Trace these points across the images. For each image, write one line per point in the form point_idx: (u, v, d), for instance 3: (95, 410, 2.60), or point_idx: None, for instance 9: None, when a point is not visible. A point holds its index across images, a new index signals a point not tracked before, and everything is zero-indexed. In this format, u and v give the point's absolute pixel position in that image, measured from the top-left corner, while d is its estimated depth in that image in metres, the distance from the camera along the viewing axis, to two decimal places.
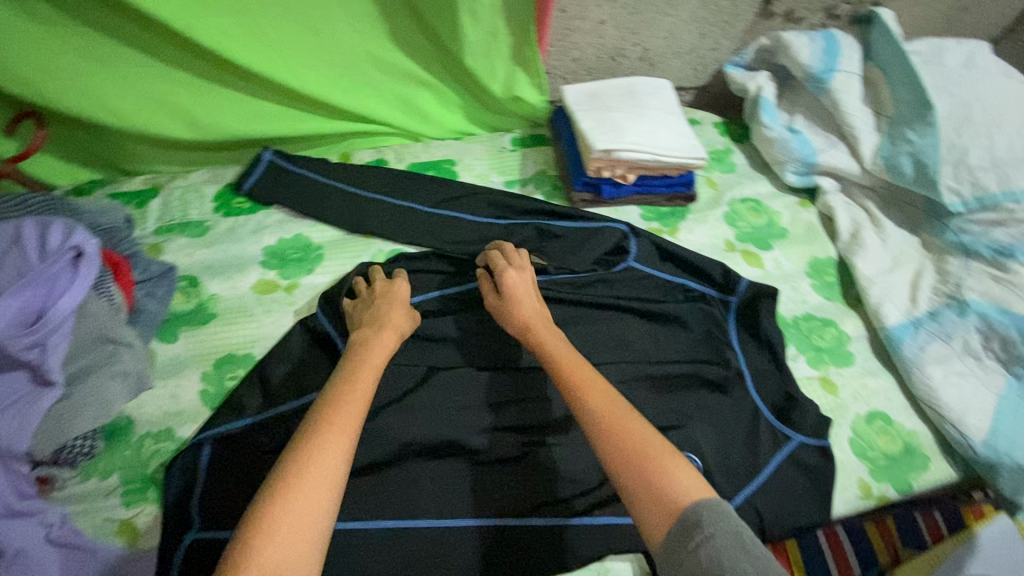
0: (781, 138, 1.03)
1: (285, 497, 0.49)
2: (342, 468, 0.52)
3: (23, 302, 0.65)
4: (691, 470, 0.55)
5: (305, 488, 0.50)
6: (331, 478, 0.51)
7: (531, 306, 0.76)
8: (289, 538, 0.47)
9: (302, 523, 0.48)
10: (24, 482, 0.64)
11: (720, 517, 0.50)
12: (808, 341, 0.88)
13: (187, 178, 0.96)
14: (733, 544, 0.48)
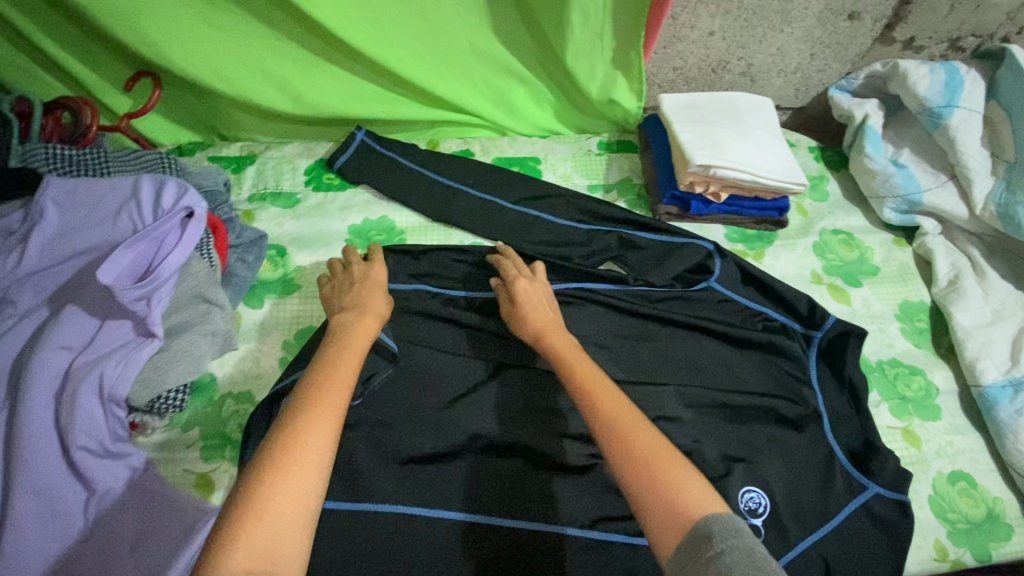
0: (884, 172, 0.98)
1: (271, 481, 0.48)
2: (328, 451, 0.53)
3: (136, 255, 0.68)
4: (694, 480, 0.53)
5: (292, 472, 0.49)
6: (310, 467, 0.51)
7: (546, 312, 0.76)
8: (278, 520, 0.47)
9: (293, 506, 0.48)
10: (119, 425, 0.67)
11: (732, 532, 0.48)
12: (893, 388, 0.84)
13: (282, 149, 0.98)
14: (746, 559, 0.45)
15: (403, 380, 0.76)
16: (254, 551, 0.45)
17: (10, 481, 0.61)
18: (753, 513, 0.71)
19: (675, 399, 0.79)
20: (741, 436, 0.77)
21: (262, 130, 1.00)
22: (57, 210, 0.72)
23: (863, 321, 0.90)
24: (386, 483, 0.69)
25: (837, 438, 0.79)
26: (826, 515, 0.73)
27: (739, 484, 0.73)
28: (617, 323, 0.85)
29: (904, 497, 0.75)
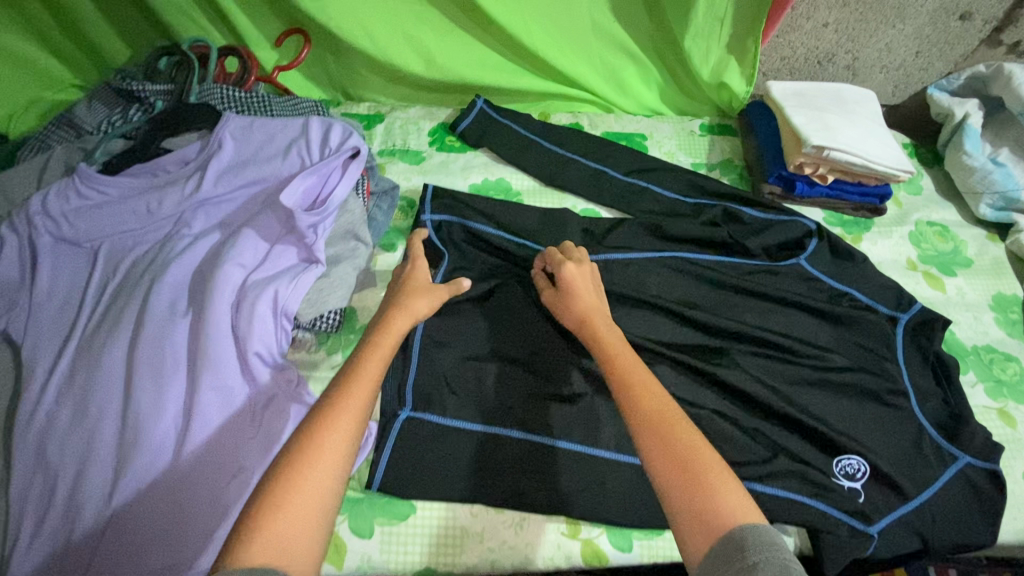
0: (983, 169, 1.01)
1: (292, 476, 0.47)
2: (352, 447, 0.50)
3: (307, 187, 0.76)
4: (740, 491, 0.50)
5: (315, 468, 0.47)
6: (335, 461, 0.48)
7: (591, 302, 0.73)
8: (296, 514, 0.45)
9: (312, 502, 0.46)
10: (284, 339, 0.73)
11: (768, 545, 0.45)
12: (988, 371, 0.87)
13: (406, 111, 1.05)
14: (781, 574, 0.42)
15: (523, 327, 0.83)
16: (272, 545, 0.43)
17: (195, 376, 0.68)
18: (849, 476, 0.76)
19: (770, 366, 0.83)
20: (834, 405, 0.81)
21: (387, 93, 1.07)
22: (233, 143, 0.79)
23: (957, 308, 0.93)
24: (514, 413, 0.76)
25: (932, 412, 0.81)
26: (920, 483, 0.76)
27: (834, 454, 0.77)
28: (716, 292, 0.89)
29: (995, 465, 0.77)
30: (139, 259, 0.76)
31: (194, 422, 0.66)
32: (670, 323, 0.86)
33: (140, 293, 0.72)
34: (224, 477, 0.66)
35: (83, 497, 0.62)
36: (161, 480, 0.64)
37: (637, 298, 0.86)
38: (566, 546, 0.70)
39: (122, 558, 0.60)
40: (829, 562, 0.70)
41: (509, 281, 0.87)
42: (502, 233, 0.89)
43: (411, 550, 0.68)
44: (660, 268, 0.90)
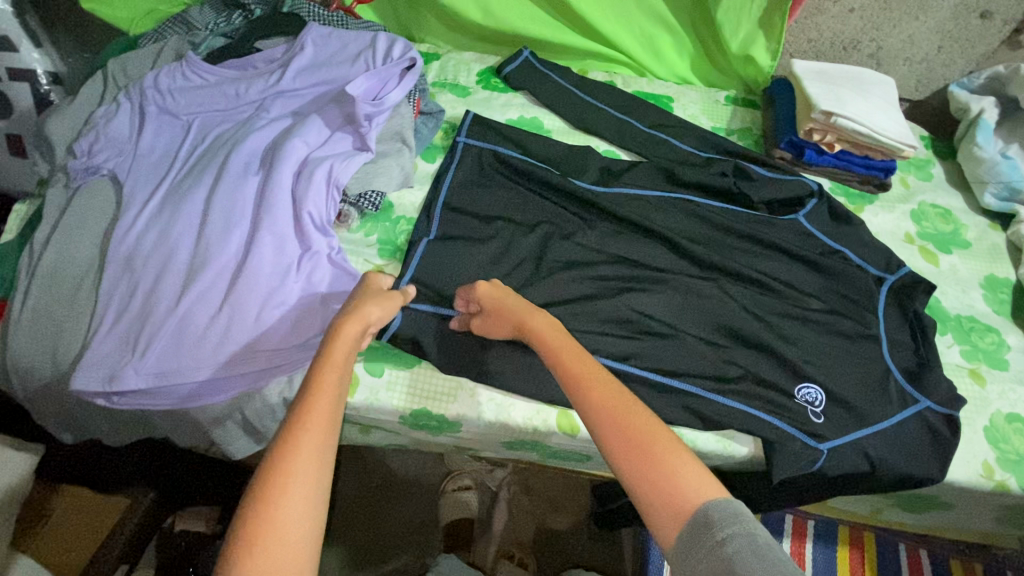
0: (991, 160, 1.06)
1: (265, 520, 0.47)
2: (320, 473, 0.50)
3: (369, 87, 0.89)
4: (701, 474, 0.56)
5: (283, 508, 0.47)
6: (309, 485, 0.49)
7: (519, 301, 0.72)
8: (273, 555, 0.46)
9: (289, 538, 0.47)
10: (332, 208, 0.86)
11: (733, 518, 0.52)
12: (967, 336, 0.93)
13: (461, 54, 1.18)
14: (747, 546, 0.49)
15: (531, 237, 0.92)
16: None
17: (256, 224, 0.81)
18: (812, 406, 0.81)
19: (755, 301, 0.90)
20: (811, 342, 0.87)
21: (446, 37, 1.20)
22: (312, 48, 0.94)
23: (947, 280, 0.99)
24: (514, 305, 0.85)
25: (901, 360, 0.87)
26: (880, 416, 0.81)
27: (797, 382, 0.83)
28: (715, 234, 0.97)
29: (955, 412, 0.82)
30: (223, 133, 0.90)
31: (250, 258, 0.79)
32: (664, 259, 0.93)
33: (220, 156, 0.87)
34: (264, 304, 0.79)
35: (156, 300, 0.76)
36: (217, 302, 0.78)
37: (635, 230, 0.95)
38: (545, 412, 0.80)
39: (177, 354, 0.75)
40: (777, 469, 0.77)
41: (522, 200, 0.96)
42: (522, 159, 0.99)
43: (411, 395, 0.80)
44: (662, 208, 0.98)
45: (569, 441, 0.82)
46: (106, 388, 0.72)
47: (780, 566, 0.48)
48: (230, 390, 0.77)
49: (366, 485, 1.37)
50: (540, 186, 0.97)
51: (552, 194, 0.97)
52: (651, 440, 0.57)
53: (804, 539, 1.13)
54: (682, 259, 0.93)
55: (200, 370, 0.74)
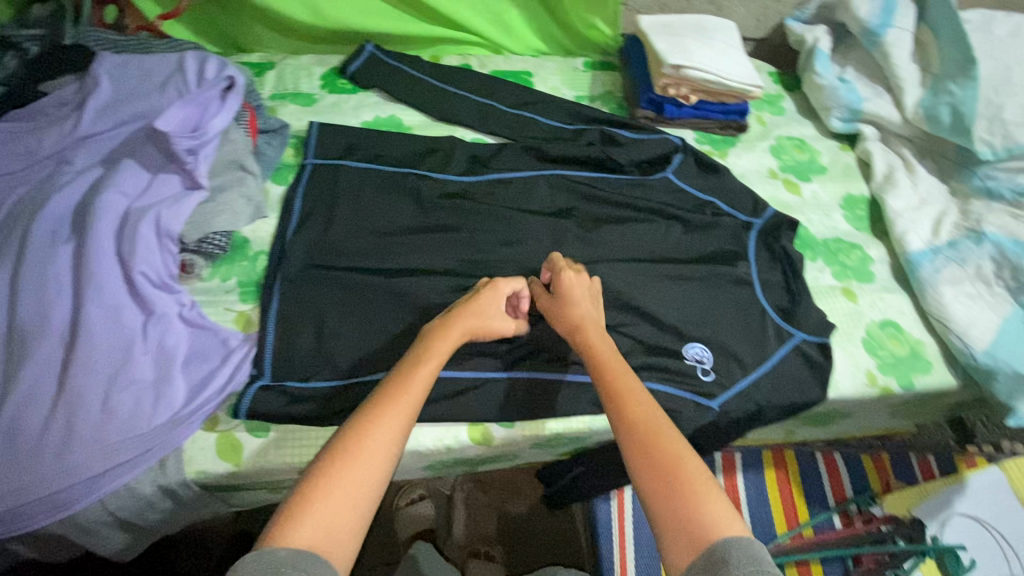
0: (831, 86, 1.12)
1: (339, 473, 0.53)
2: (390, 448, 0.56)
3: (185, 115, 0.78)
4: (724, 503, 0.54)
5: (360, 462, 0.54)
6: (381, 457, 0.55)
7: (582, 312, 0.74)
8: (333, 505, 0.51)
9: (353, 493, 0.52)
10: (171, 260, 0.77)
11: (754, 561, 0.49)
12: (835, 258, 0.99)
13: (298, 59, 1.08)
14: None
15: (404, 251, 0.87)
16: (315, 532, 0.50)
17: (81, 297, 0.70)
18: (701, 364, 0.83)
19: (641, 274, 0.90)
20: (699, 298, 0.89)
21: (278, 44, 1.09)
22: (109, 82, 0.82)
23: (811, 208, 1.04)
24: (396, 332, 0.80)
25: (775, 297, 0.91)
26: (766, 356, 0.85)
27: (685, 342, 0.85)
28: (589, 204, 0.96)
29: (825, 338, 0.87)
30: (20, 198, 0.77)
31: (80, 339, 0.69)
32: (546, 244, 0.91)
33: (20, 227, 0.73)
34: (108, 387, 0.68)
35: None
36: (51, 396, 0.67)
37: (507, 221, 0.92)
38: (452, 428, 0.79)
39: (9, 468, 0.63)
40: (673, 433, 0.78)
41: (387, 212, 0.90)
42: (377, 167, 0.93)
43: (308, 445, 0.74)
44: (533, 191, 0.96)
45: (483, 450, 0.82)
46: None
47: None
48: (89, 495, 0.66)
49: None
50: (406, 193, 0.92)
51: (416, 199, 0.92)
52: (677, 456, 0.57)
53: (734, 471, 1.20)
54: (557, 241, 0.91)
55: (46, 482, 0.64)
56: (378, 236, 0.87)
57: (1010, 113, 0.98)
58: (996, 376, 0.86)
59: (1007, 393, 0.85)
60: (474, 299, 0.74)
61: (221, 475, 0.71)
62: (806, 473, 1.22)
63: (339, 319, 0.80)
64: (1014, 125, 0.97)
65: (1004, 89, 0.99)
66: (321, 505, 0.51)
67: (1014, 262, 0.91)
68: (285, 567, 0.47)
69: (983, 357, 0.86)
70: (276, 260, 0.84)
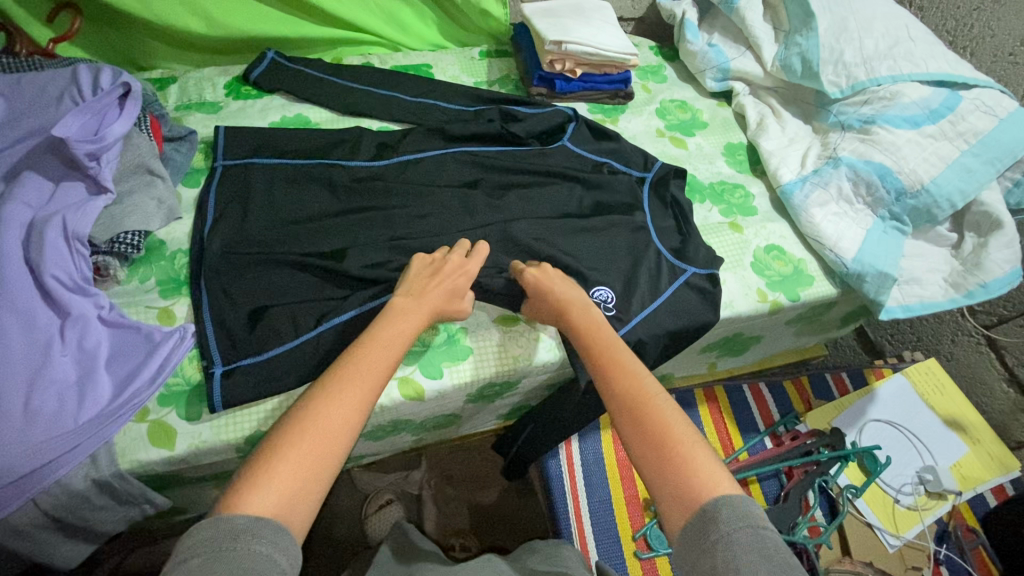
0: (702, 51, 1.25)
1: (297, 439, 0.55)
2: (354, 418, 0.58)
3: (84, 123, 0.81)
4: (712, 468, 0.58)
5: (320, 428, 0.56)
6: (340, 426, 0.57)
7: (565, 295, 0.81)
8: (293, 473, 0.53)
9: (313, 458, 0.54)
10: (84, 265, 0.78)
11: (743, 517, 0.53)
12: (721, 198, 1.10)
13: (200, 72, 1.12)
14: (755, 546, 0.51)
15: (323, 233, 0.91)
16: (277, 499, 0.51)
17: None
18: (604, 303, 0.91)
19: (546, 230, 0.97)
20: (601, 244, 0.97)
21: (181, 60, 1.14)
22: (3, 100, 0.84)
23: (697, 159, 1.15)
24: (317, 308, 0.84)
25: (668, 237, 1.01)
26: (665, 288, 0.94)
27: (590, 287, 0.93)
28: (494, 174, 1.03)
29: (714, 270, 0.97)
30: None
31: None
32: (461, 213, 0.97)
33: None
34: (25, 390, 0.69)
35: None
36: None
37: (419, 196, 0.98)
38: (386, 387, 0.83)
39: None
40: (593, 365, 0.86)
41: (302, 201, 0.94)
42: (288, 161, 0.98)
43: (241, 424, 0.78)
44: (441, 168, 1.02)
45: (419, 406, 0.86)
46: None
47: (782, 566, 0.50)
48: (20, 497, 0.67)
49: None
50: (320, 182, 0.96)
51: (329, 186, 0.96)
52: (663, 420, 0.62)
53: None
54: (468, 209, 0.98)
55: None
56: (295, 222, 0.91)
57: (849, 56, 1.10)
58: (866, 278, 0.98)
59: (875, 291, 0.97)
60: (435, 277, 0.80)
61: (155, 461, 0.74)
62: (735, 403, 1.32)
63: (259, 303, 0.83)
64: (854, 65, 1.09)
65: (842, 35, 1.11)
66: (284, 477, 0.53)
67: (867, 178, 1.03)
68: (245, 534, 0.48)
69: (852, 264, 0.98)
70: (198, 257, 0.86)
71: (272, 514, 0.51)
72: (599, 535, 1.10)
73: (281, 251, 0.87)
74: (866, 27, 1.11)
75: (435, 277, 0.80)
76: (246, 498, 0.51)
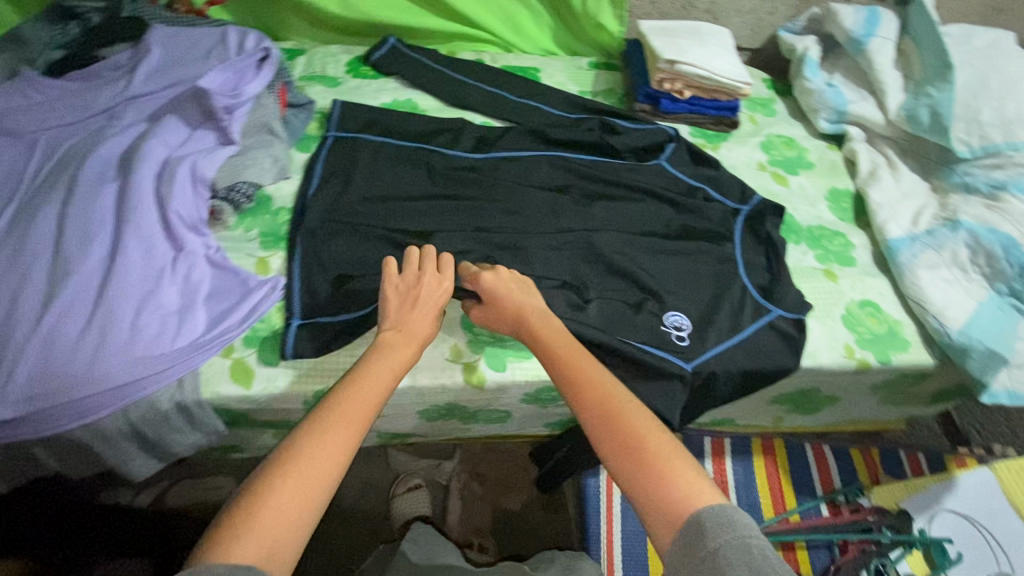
0: (819, 90, 1.19)
1: (280, 483, 0.53)
2: (336, 464, 0.56)
3: (225, 80, 0.92)
4: (694, 478, 0.57)
5: (303, 472, 0.55)
6: (325, 471, 0.56)
7: (524, 302, 0.78)
8: (275, 518, 0.52)
9: (295, 502, 0.53)
10: (202, 207, 0.85)
11: (729, 526, 0.52)
12: (818, 242, 1.05)
13: (327, 48, 1.20)
14: (742, 557, 0.50)
15: (414, 215, 0.94)
16: (261, 544, 0.50)
17: (121, 231, 0.79)
18: (679, 330, 0.89)
19: (629, 247, 0.96)
20: (684, 270, 0.95)
21: (312, 35, 1.22)
22: (160, 49, 0.94)
23: (797, 199, 1.10)
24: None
25: (756, 275, 0.97)
26: (744, 325, 0.90)
27: (664, 311, 0.90)
28: (586, 183, 1.03)
29: (802, 316, 0.92)
30: (74, 146, 0.87)
31: (117, 265, 0.76)
32: (546, 215, 0.98)
33: (69, 170, 0.83)
34: (134, 309, 0.75)
35: (17, 319, 0.72)
36: (87, 313, 0.74)
37: (512, 195, 0.99)
38: (450, 370, 0.85)
39: (46, 374, 0.70)
40: (659, 388, 0.84)
41: (399, 182, 0.98)
42: (393, 141, 1.02)
43: (311, 377, 0.81)
44: (534, 170, 1.03)
45: (478, 395, 0.88)
46: None
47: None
48: (113, 405, 0.73)
49: None
50: (419, 167, 1.00)
51: (427, 171, 1.00)
52: (643, 437, 0.60)
53: (723, 456, 1.24)
54: (554, 213, 0.98)
55: (76, 387, 0.71)
56: (390, 200, 0.95)
57: (986, 116, 1.03)
58: (971, 353, 0.89)
59: (979, 370, 0.89)
60: (416, 300, 0.75)
61: (233, 397, 0.78)
62: (794, 461, 1.24)
63: (346, 269, 0.87)
64: (991, 126, 1.02)
65: (982, 93, 1.05)
66: (265, 521, 0.51)
67: (989, 249, 0.96)
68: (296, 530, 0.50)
69: (957, 336, 0.90)
70: (298, 217, 0.91)
71: (257, 559, 0.50)
72: (628, 563, 1.07)
73: (375, 228, 0.91)
74: (1010, 88, 1.04)
75: (415, 300, 0.75)
76: (224, 549, 0.49)
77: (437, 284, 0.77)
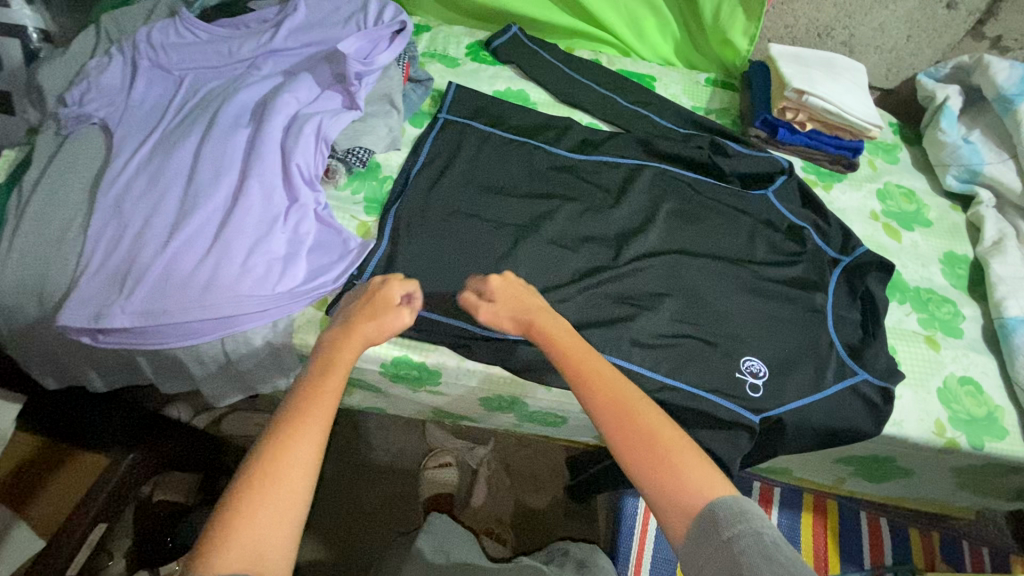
0: (953, 145, 1.11)
1: (260, 493, 0.51)
2: (308, 472, 0.54)
3: (360, 46, 0.95)
4: (703, 467, 0.57)
5: (280, 484, 0.52)
6: (301, 476, 0.53)
7: (530, 303, 0.72)
8: (262, 528, 0.50)
9: (280, 512, 0.51)
10: (319, 164, 0.89)
11: (741, 517, 0.53)
12: (925, 306, 0.98)
13: (451, 29, 1.22)
14: (756, 546, 0.50)
15: (510, 208, 0.95)
16: (251, 552, 0.49)
17: (246, 174, 0.84)
18: (754, 376, 0.85)
19: (718, 276, 0.94)
20: (772, 311, 0.92)
21: (438, 14, 1.25)
22: (304, 9, 1.00)
23: (907, 256, 1.04)
24: (486, 270, 0.88)
25: (849, 328, 0.92)
26: (829, 377, 0.86)
27: (740, 357, 0.87)
28: (687, 202, 1.01)
29: (892, 385, 0.86)
30: (214, 88, 0.93)
31: (239, 205, 0.81)
32: (639, 227, 0.97)
33: (209, 110, 0.89)
34: (246, 248, 0.80)
35: (147, 239, 0.78)
36: (207, 244, 0.79)
37: (609, 204, 0.98)
38: None
39: (164, 293, 0.76)
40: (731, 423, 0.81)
41: (500, 172, 0.99)
42: (501, 132, 1.04)
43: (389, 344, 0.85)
44: (635, 178, 1.02)
45: (544, 394, 0.88)
46: (93, 325, 0.74)
47: (786, 565, 0.49)
48: (215, 333, 0.78)
49: (349, 463, 1.36)
50: (522, 160, 1.01)
51: (528, 165, 1.00)
52: (650, 430, 0.59)
53: (770, 504, 1.19)
54: (648, 227, 0.97)
55: (186, 309, 0.76)
56: (489, 187, 0.97)
57: None
58: None
59: None
60: (375, 302, 0.69)
61: None
62: (844, 527, 1.18)
63: (438, 248, 0.89)
64: None
65: None
66: (252, 527, 0.50)
67: None
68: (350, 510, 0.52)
69: None
70: (399, 189, 0.95)
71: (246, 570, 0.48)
72: None
73: (471, 215, 0.93)
74: None
75: (372, 301, 0.70)
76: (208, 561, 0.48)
77: (387, 288, 0.71)
